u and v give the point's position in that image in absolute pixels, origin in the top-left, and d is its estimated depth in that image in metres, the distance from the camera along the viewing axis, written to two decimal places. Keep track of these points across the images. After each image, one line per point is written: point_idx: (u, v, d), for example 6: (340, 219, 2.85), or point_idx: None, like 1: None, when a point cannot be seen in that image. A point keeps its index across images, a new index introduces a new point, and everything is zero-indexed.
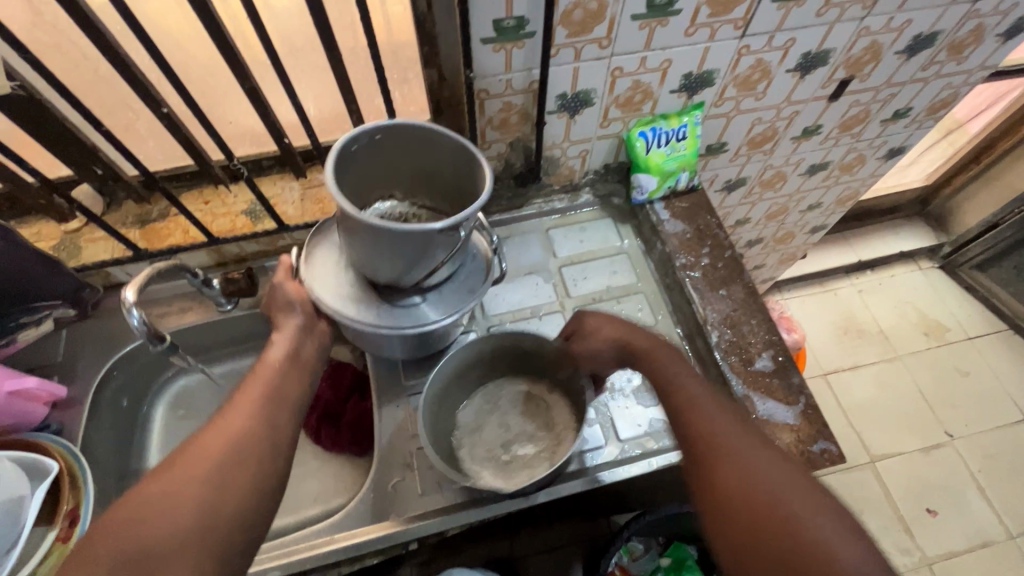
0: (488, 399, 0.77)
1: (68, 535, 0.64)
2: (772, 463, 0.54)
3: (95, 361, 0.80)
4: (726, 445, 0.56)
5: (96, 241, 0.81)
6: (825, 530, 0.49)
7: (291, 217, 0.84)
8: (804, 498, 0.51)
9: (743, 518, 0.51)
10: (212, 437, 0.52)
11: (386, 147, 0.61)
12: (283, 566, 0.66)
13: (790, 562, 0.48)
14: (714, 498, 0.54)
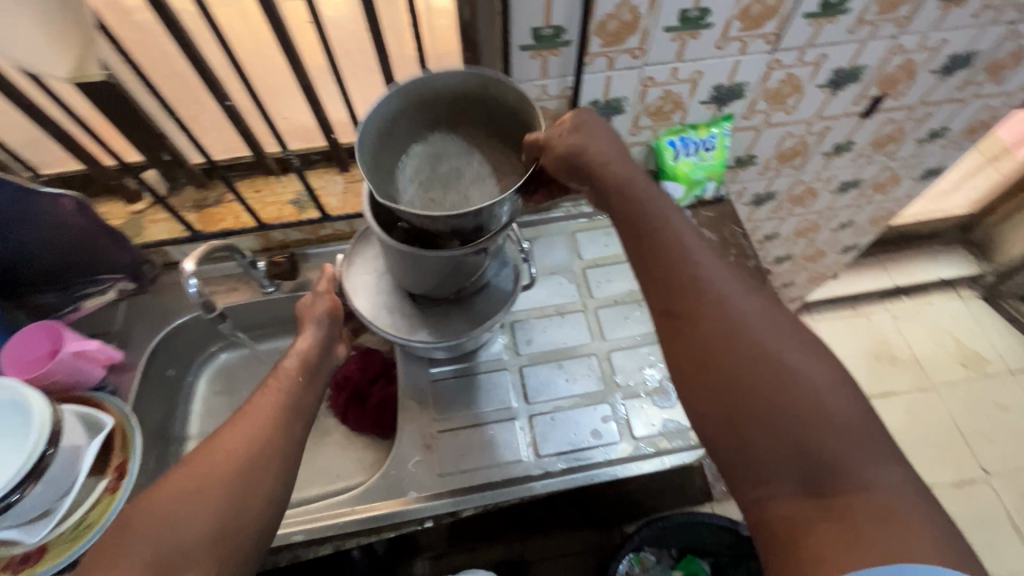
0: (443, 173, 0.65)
1: (115, 487, 0.70)
2: (769, 328, 0.49)
3: (149, 331, 0.87)
4: (720, 298, 0.51)
5: (158, 222, 0.88)
6: (816, 378, 0.46)
7: (335, 208, 0.90)
8: (791, 349, 0.48)
9: (725, 386, 0.48)
10: (242, 431, 0.55)
11: (427, 102, 0.64)
12: (307, 531, 0.70)
13: (769, 421, 0.46)
14: (693, 349, 0.50)
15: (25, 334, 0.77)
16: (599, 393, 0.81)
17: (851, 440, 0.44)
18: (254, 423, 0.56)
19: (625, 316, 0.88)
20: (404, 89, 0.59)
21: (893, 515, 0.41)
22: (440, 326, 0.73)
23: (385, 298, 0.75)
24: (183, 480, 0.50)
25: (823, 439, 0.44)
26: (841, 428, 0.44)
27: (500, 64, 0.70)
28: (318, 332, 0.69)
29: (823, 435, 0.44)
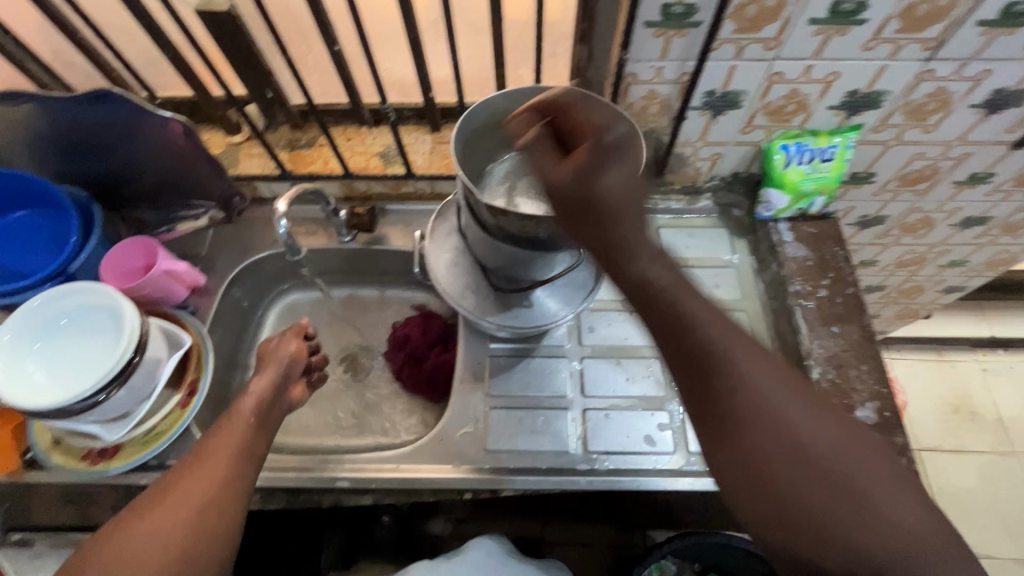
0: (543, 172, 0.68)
1: (186, 403, 0.74)
2: (826, 436, 0.43)
3: (231, 261, 0.90)
4: (759, 390, 0.44)
5: (252, 157, 0.91)
6: (869, 474, 0.41)
7: (420, 167, 0.89)
8: (837, 442, 0.42)
9: (791, 514, 0.41)
10: (185, 489, 0.53)
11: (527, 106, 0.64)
12: (352, 479, 0.72)
13: (852, 548, 0.39)
14: (733, 458, 0.43)
15: (122, 246, 0.81)
16: (658, 398, 0.78)
17: (925, 544, 0.39)
18: (201, 473, 0.55)
19: None
20: (507, 90, 0.62)
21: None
22: (530, 313, 0.73)
23: (466, 280, 0.73)
24: (124, 541, 0.48)
25: (903, 552, 0.39)
26: (915, 532, 0.39)
27: (619, 39, 0.65)
28: (275, 378, 0.69)
29: (907, 559, 0.38)
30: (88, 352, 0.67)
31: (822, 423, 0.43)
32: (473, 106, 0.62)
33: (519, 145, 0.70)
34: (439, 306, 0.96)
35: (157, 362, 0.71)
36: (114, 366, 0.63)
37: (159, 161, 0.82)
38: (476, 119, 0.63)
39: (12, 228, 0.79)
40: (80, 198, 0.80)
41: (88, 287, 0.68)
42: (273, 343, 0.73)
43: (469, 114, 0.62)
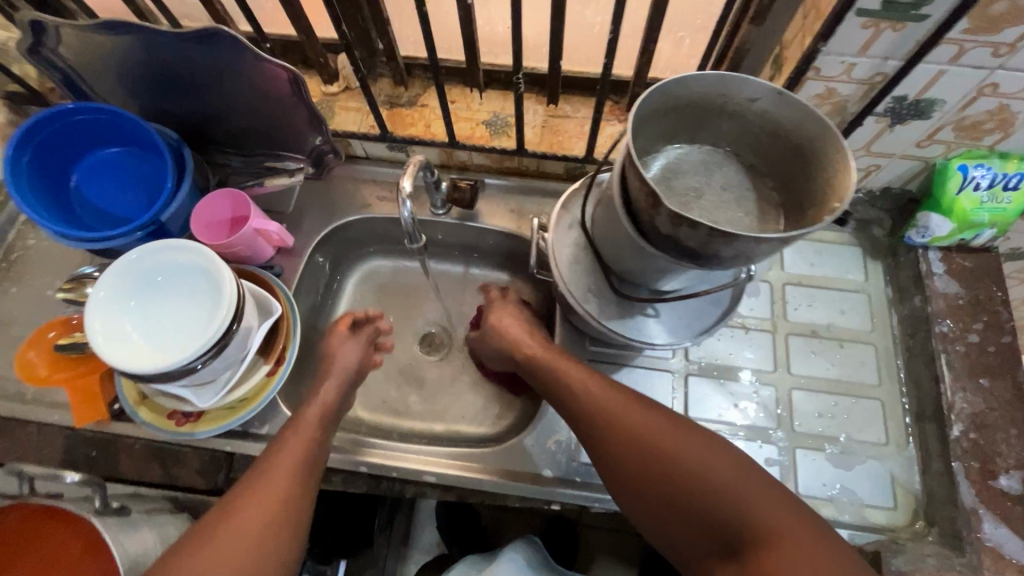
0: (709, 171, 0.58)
1: (274, 372, 0.71)
2: (669, 434, 0.57)
3: (318, 221, 0.85)
4: (622, 420, 0.59)
5: (349, 110, 0.84)
6: (708, 465, 0.54)
7: (531, 142, 0.80)
8: (683, 445, 0.56)
9: (676, 509, 0.54)
10: (252, 505, 0.54)
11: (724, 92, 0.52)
12: (438, 475, 0.68)
13: (677, 504, 0.54)
14: (626, 476, 0.57)
15: (212, 197, 0.76)
16: (767, 430, 0.72)
17: (755, 497, 0.52)
18: (270, 482, 0.56)
19: (818, 353, 0.75)
20: (715, 73, 0.50)
21: (817, 551, 0.48)
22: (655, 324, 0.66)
23: (588, 280, 0.66)
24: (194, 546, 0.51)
25: (733, 514, 0.52)
26: (734, 489, 0.53)
27: (815, 25, 0.55)
28: (340, 380, 0.67)
29: (702, 500, 0.53)
30: (183, 315, 0.64)
31: (655, 423, 0.58)
32: (669, 80, 0.50)
33: (698, 124, 0.57)
34: (527, 291, 0.90)
35: (250, 331, 0.67)
36: (213, 335, 0.60)
37: (257, 106, 0.76)
38: (669, 88, 0.51)
39: (103, 166, 0.75)
40: (172, 140, 0.74)
41: (184, 248, 0.64)
42: (336, 344, 0.71)
43: (660, 82, 0.50)
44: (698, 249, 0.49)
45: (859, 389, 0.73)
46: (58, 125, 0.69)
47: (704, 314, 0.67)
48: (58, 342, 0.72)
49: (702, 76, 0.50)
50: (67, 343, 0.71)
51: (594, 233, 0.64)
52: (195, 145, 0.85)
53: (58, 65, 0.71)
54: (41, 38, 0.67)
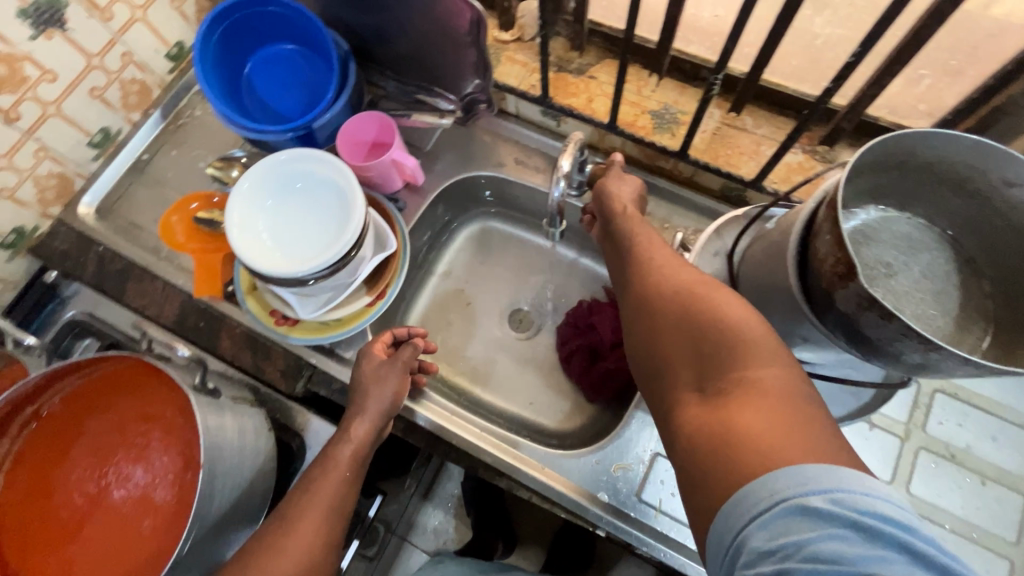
0: (917, 250, 0.47)
1: (373, 305, 0.72)
2: (722, 293, 0.46)
3: (451, 166, 0.84)
4: (668, 271, 0.51)
5: (514, 63, 0.80)
6: (739, 319, 0.43)
7: (696, 148, 0.72)
8: (732, 306, 0.44)
9: (691, 358, 0.44)
10: (276, 559, 0.53)
11: (981, 165, 0.41)
12: (494, 457, 0.68)
13: (708, 364, 0.42)
14: (649, 320, 0.49)
15: (361, 115, 0.76)
16: None
17: (760, 351, 0.41)
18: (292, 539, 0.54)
19: (948, 480, 0.64)
20: (980, 136, 0.39)
21: (781, 408, 0.37)
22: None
23: None
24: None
25: (733, 358, 0.41)
26: (750, 342, 0.41)
27: None
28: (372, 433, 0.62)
29: (726, 354, 0.41)
30: (315, 224, 0.66)
31: (709, 281, 0.48)
32: (904, 131, 0.40)
33: (922, 189, 0.46)
34: None
35: (360, 262, 0.67)
36: (334, 257, 0.61)
37: (424, 38, 0.73)
38: (906, 139, 0.41)
39: (275, 60, 0.77)
40: (341, 51, 0.74)
41: (331, 159, 0.64)
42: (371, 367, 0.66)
43: (897, 129, 0.40)
44: (874, 345, 0.39)
45: (988, 539, 0.62)
46: (251, 12, 0.72)
47: (830, 404, 0.57)
48: (198, 213, 0.77)
49: (959, 136, 0.39)
50: (205, 217, 0.77)
51: (742, 273, 0.56)
52: (360, 60, 0.85)
53: None
54: None
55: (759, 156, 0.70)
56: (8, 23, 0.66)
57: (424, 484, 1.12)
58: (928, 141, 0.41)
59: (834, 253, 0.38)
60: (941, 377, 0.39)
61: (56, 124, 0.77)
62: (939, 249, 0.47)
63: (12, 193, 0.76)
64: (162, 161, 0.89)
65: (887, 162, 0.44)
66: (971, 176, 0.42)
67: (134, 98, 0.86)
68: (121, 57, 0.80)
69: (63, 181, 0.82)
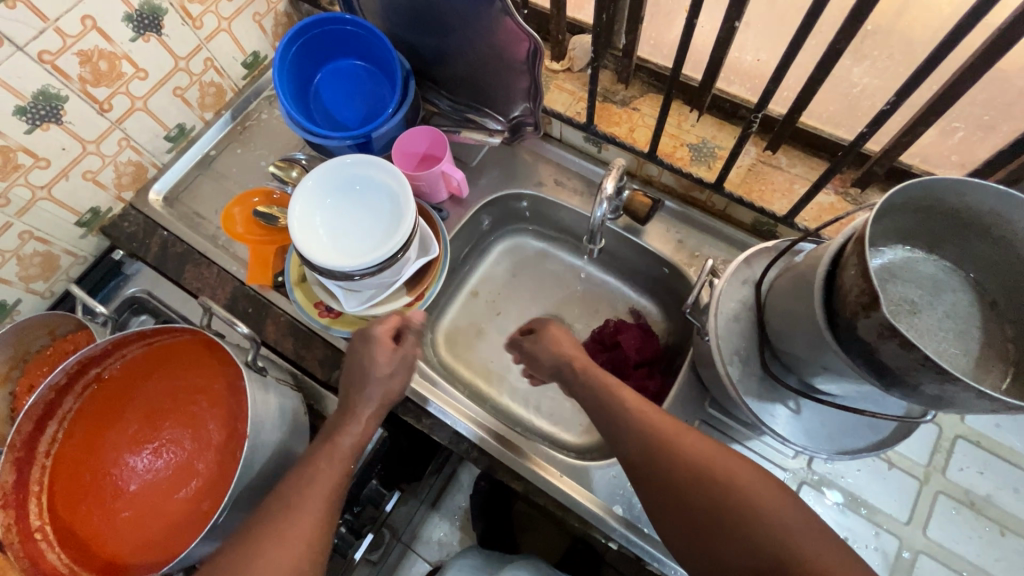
0: (941, 290, 0.49)
1: (411, 305, 0.76)
2: (731, 463, 0.52)
3: (493, 183, 0.89)
4: (678, 442, 0.54)
5: (561, 91, 0.85)
6: (763, 497, 0.49)
7: (730, 181, 0.76)
8: (752, 484, 0.50)
9: (735, 543, 0.48)
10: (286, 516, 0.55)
11: (1007, 214, 0.43)
12: (515, 461, 0.70)
13: (755, 552, 0.47)
14: (680, 509, 0.52)
15: (416, 129, 0.81)
16: None
17: (792, 524, 0.47)
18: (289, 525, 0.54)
19: (966, 526, 0.64)
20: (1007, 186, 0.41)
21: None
22: (792, 421, 0.59)
23: (740, 342, 0.60)
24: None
25: (777, 539, 0.46)
26: (784, 523, 0.47)
27: None
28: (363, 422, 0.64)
29: (767, 535, 0.47)
30: (364, 227, 0.70)
31: (720, 451, 0.53)
32: (933, 176, 0.43)
33: (948, 233, 0.48)
34: (658, 322, 0.87)
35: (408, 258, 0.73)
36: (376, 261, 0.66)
37: (481, 63, 0.79)
38: (935, 184, 0.44)
39: (342, 73, 0.83)
40: (405, 69, 0.80)
41: (392, 171, 0.70)
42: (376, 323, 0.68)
43: (926, 175, 0.43)
44: (893, 376, 0.41)
45: None
46: (328, 29, 0.79)
47: (848, 435, 0.58)
48: (258, 208, 0.83)
49: (987, 185, 0.42)
50: (264, 211, 0.83)
51: (768, 301, 0.59)
52: (418, 78, 0.92)
53: None
54: None
55: (792, 194, 0.73)
56: (114, 25, 0.74)
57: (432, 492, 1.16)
58: (956, 187, 0.44)
59: (859, 284, 0.41)
60: (957, 410, 0.41)
61: (140, 117, 0.84)
62: (964, 291, 0.49)
63: (95, 176, 0.83)
64: (227, 158, 0.96)
65: (916, 205, 0.46)
66: (996, 225, 0.45)
67: (209, 99, 0.93)
68: (204, 62, 0.88)
69: (139, 169, 0.89)
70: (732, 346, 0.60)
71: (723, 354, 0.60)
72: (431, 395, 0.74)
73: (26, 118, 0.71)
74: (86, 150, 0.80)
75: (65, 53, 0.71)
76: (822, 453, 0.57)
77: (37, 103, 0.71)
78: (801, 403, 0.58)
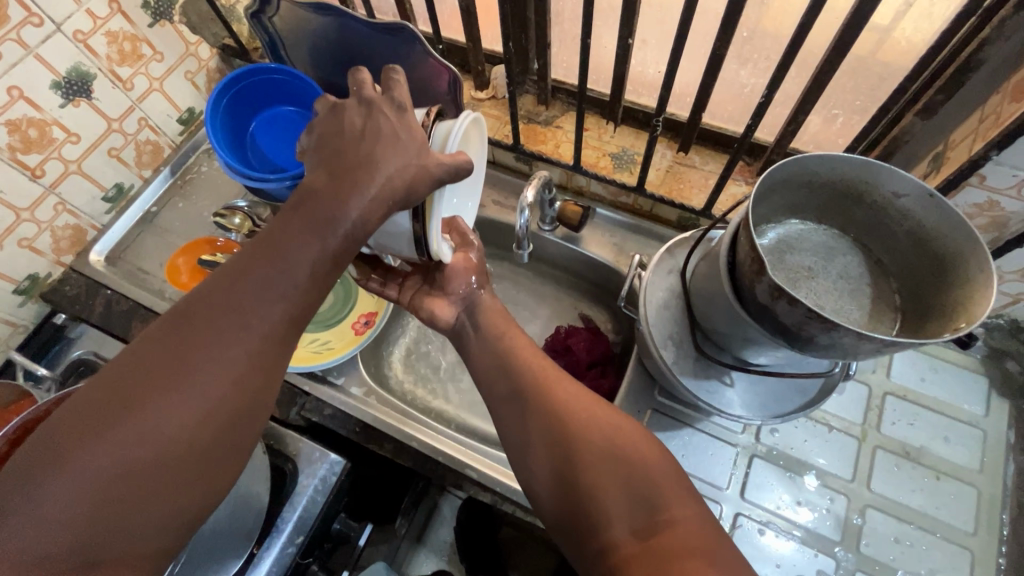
0: (831, 254, 0.54)
1: (361, 330, 0.80)
2: (634, 431, 0.52)
3: None
4: (569, 401, 0.55)
5: (488, 117, 0.90)
6: (647, 456, 0.50)
7: (651, 184, 0.81)
8: (643, 441, 0.51)
9: (612, 498, 0.48)
10: (206, 355, 0.42)
11: (869, 179, 0.49)
12: (479, 473, 0.71)
13: (629, 504, 0.47)
14: (568, 466, 0.51)
15: None
16: (830, 541, 0.66)
17: (673, 488, 0.47)
18: (198, 409, 0.41)
19: (906, 476, 0.69)
20: (863, 155, 0.47)
21: (697, 537, 0.44)
22: (729, 395, 0.62)
23: (671, 328, 0.64)
24: (33, 532, 0.36)
25: (654, 496, 0.47)
26: (648, 464, 0.49)
27: (990, 134, 0.52)
28: (318, 265, 0.47)
29: (641, 484, 0.48)
30: None
31: (623, 420, 0.53)
32: (804, 153, 0.48)
33: (831, 204, 0.54)
34: (607, 324, 0.91)
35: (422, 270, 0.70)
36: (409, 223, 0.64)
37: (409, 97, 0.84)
38: (807, 159, 0.49)
39: (276, 119, 0.86)
40: None
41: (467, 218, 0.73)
42: (378, 151, 0.48)
43: (799, 152, 0.49)
44: (793, 333, 0.45)
45: (948, 532, 0.66)
46: (257, 78, 0.82)
47: (780, 400, 0.62)
48: (202, 257, 0.86)
49: (846, 155, 0.48)
50: (208, 259, 0.85)
51: (692, 285, 0.63)
52: None
53: (270, 32, 0.84)
54: (265, 7, 0.80)
55: (708, 189, 0.79)
56: (41, 93, 0.76)
57: (414, 529, 1.14)
58: (825, 161, 0.49)
59: (749, 253, 0.45)
60: (852, 356, 0.45)
61: (75, 180, 0.85)
62: (849, 253, 0.54)
63: (31, 243, 0.82)
64: (169, 213, 0.97)
65: (797, 181, 0.52)
66: (863, 191, 0.51)
67: (146, 157, 0.95)
68: (138, 121, 0.90)
69: (78, 232, 0.89)
70: (664, 331, 0.64)
71: (656, 340, 0.63)
72: (389, 420, 0.74)
73: None
74: (20, 218, 0.79)
75: None
76: (759, 420, 0.60)
77: None
78: (735, 376, 0.62)
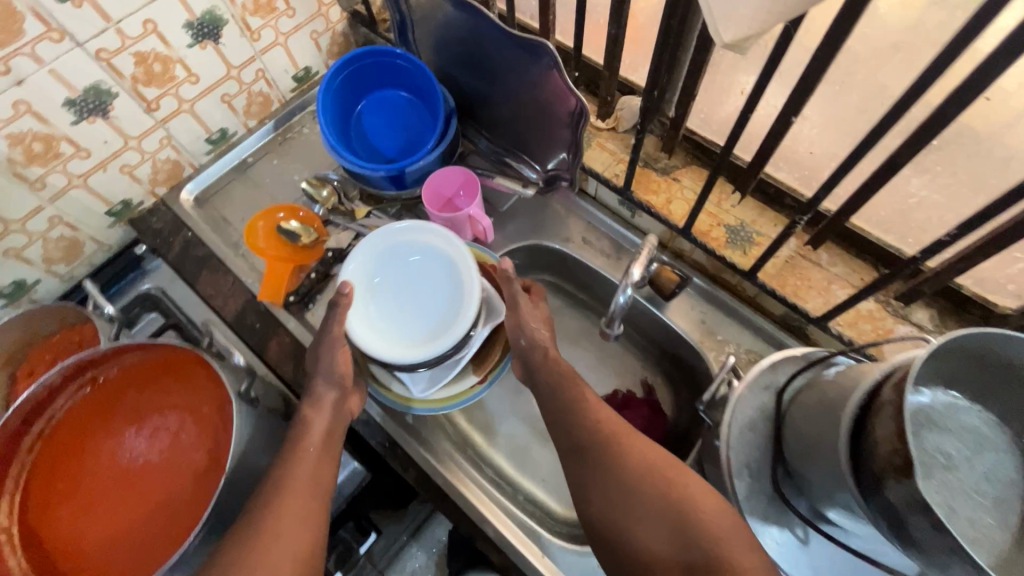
0: (982, 445, 0.44)
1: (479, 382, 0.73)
2: (686, 474, 0.58)
3: (519, 231, 0.87)
4: (620, 447, 0.62)
5: (602, 150, 0.83)
6: (697, 493, 0.56)
7: (765, 271, 0.72)
8: (693, 480, 0.57)
9: (664, 526, 0.56)
10: (282, 511, 0.58)
11: None
12: (496, 532, 0.69)
13: (676, 531, 0.55)
14: (618, 510, 0.59)
15: (448, 170, 0.79)
16: None
17: (726, 526, 0.53)
18: (277, 544, 0.56)
19: None
20: None
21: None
22: (799, 551, 0.56)
23: (752, 455, 0.57)
24: None
25: (701, 529, 0.53)
26: (699, 505, 0.55)
27: None
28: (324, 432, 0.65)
29: (691, 518, 0.54)
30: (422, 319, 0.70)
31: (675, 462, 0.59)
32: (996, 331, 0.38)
33: (1001, 386, 0.43)
34: (668, 399, 0.83)
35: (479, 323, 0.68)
36: (424, 351, 0.66)
37: (526, 110, 0.78)
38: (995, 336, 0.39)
39: (385, 103, 0.83)
40: (448, 107, 0.79)
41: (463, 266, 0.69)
42: None
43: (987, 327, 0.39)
44: (917, 543, 0.37)
45: None
46: (379, 57, 0.79)
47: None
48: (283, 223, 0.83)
49: None
50: (287, 228, 0.82)
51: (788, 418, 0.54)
52: (460, 115, 0.91)
53: (402, 10, 0.81)
54: None
55: (829, 295, 0.69)
56: (173, 30, 0.75)
57: None
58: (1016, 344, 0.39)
59: (893, 439, 0.38)
60: None
61: (185, 119, 0.85)
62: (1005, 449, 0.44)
63: (132, 170, 0.84)
64: (263, 167, 0.96)
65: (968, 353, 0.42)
66: None
67: (255, 108, 0.94)
68: (255, 72, 0.90)
69: (175, 168, 0.90)
70: (742, 457, 0.56)
71: (732, 465, 0.56)
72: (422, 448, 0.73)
73: (74, 110, 0.72)
74: (127, 145, 0.81)
75: (122, 53, 0.72)
76: None
77: (87, 97, 0.72)
78: (810, 532, 0.56)
